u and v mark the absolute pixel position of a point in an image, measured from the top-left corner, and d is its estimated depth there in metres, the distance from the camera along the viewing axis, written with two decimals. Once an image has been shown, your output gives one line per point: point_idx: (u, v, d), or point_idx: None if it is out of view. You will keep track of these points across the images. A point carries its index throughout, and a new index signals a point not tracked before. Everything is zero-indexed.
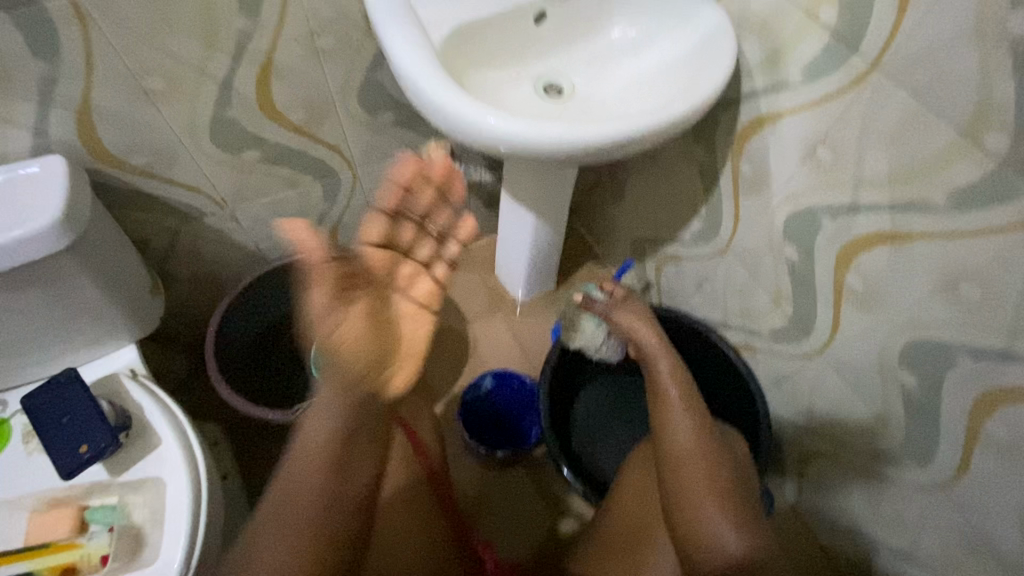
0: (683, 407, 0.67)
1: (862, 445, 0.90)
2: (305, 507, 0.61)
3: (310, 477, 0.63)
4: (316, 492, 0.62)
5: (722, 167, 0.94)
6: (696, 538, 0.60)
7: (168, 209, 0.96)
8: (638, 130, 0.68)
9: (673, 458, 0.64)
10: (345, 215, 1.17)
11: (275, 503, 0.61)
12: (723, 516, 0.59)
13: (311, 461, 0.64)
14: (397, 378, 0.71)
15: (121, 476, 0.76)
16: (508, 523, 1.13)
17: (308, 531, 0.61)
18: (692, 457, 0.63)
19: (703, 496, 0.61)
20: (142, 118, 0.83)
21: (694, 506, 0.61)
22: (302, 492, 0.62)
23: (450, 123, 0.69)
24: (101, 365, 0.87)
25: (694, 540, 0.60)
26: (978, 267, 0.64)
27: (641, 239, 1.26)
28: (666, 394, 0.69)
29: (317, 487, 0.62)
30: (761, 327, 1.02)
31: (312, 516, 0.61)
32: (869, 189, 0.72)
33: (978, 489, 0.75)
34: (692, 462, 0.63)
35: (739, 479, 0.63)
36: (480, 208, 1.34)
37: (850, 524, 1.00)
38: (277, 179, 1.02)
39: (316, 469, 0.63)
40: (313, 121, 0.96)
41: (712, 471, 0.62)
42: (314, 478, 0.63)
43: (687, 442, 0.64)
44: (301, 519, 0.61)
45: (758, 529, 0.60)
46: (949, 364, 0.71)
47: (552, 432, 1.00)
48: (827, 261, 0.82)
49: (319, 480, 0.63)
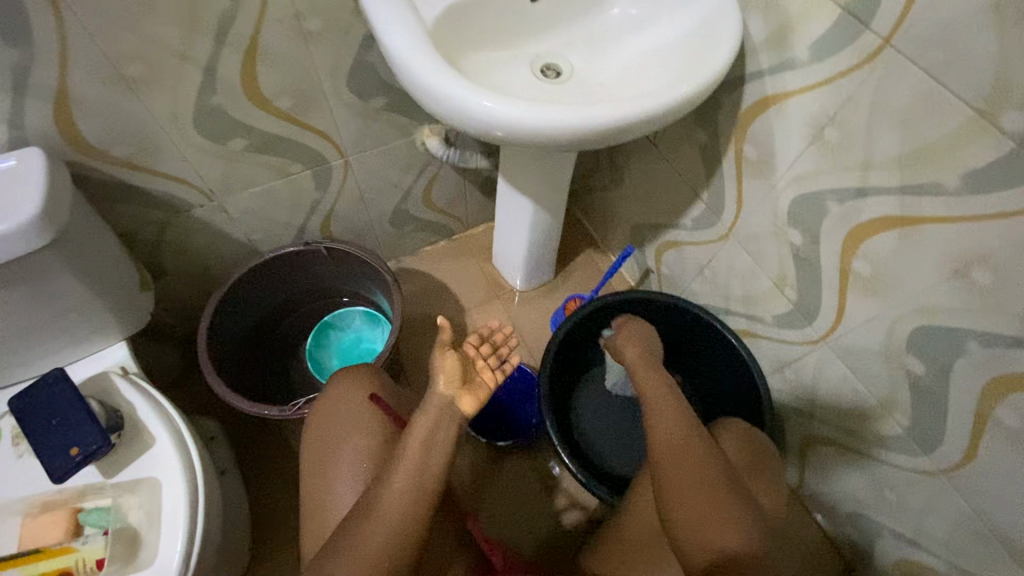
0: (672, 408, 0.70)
1: (865, 430, 0.90)
2: (412, 503, 0.59)
3: (417, 473, 0.60)
4: (424, 489, 0.60)
5: (725, 150, 0.92)
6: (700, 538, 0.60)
7: (154, 201, 0.93)
8: (640, 113, 0.65)
9: (665, 459, 0.66)
10: (338, 205, 1.14)
11: (376, 500, 0.60)
12: (725, 519, 0.60)
13: (414, 458, 0.61)
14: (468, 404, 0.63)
15: (115, 477, 0.74)
16: (511, 513, 1.13)
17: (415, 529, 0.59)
18: (683, 453, 0.65)
19: (701, 496, 0.62)
20: (123, 107, 0.79)
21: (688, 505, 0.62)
22: (414, 488, 0.59)
23: (444, 108, 0.66)
24: (92, 363, 0.85)
25: (687, 531, 0.61)
26: (991, 251, 0.62)
27: (641, 224, 1.24)
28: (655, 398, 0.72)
29: (426, 484, 0.60)
30: (764, 313, 1.00)
31: (421, 512, 0.59)
32: (877, 172, 0.70)
33: (986, 474, 0.74)
34: (682, 459, 0.65)
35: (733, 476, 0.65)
36: (475, 195, 1.31)
37: (853, 507, 1.00)
38: (266, 168, 0.99)
39: (425, 466, 0.60)
40: (302, 107, 0.93)
41: (706, 471, 0.63)
42: (423, 475, 0.60)
43: (676, 440, 0.66)
44: (409, 516, 0.59)
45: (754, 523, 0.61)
46: (958, 350, 0.70)
47: (553, 419, 0.98)
48: (833, 246, 0.80)
49: (429, 477, 0.60)
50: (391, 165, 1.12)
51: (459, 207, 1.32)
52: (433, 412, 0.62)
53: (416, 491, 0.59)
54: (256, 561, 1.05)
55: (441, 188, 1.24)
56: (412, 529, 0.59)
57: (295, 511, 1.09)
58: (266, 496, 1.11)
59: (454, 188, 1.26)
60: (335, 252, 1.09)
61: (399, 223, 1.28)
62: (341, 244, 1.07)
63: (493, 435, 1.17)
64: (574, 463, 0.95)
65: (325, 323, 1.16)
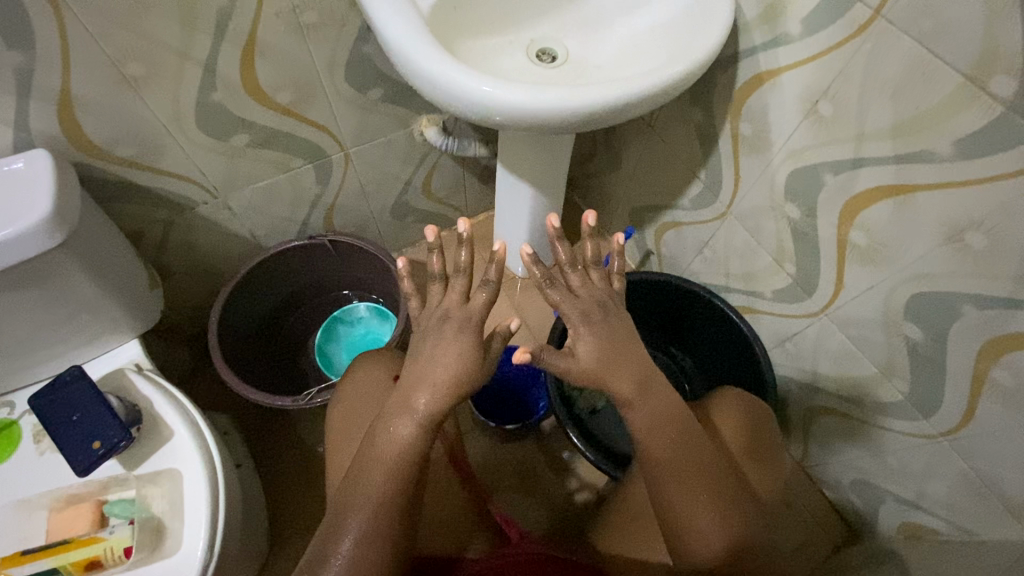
0: (676, 428, 0.64)
1: (867, 399, 0.92)
2: (379, 523, 0.60)
3: (385, 489, 0.61)
4: (390, 504, 0.61)
5: (721, 129, 0.93)
6: (688, 541, 0.62)
7: (158, 200, 0.94)
8: (634, 93, 0.66)
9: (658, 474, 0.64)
10: (340, 198, 1.16)
11: (343, 516, 0.60)
12: (707, 511, 0.62)
13: (386, 466, 0.61)
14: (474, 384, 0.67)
15: (137, 469, 0.76)
16: (522, 497, 1.14)
17: (380, 544, 0.60)
18: (677, 474, 0.62)
19: (686, 499, 0.62)
20: (124, 106, 0.80)
21: (676, 508, 0.63)
22: (380, 505, 0.60)
23: (443, 94, 0.67)
24: (106, 361, 0.86)
25: (678, 535, 0.62)
26: (984, 216, 0.64)
27: (639, 207, 1.25)
28: (661, 414, 0.64)
29: (392, 499, 0.61)
30: (763, 288, 1.02)
31: (389, 523, 0.61)
32: (871, 143, 0.71)
33: (984, 435, 0.76)
34: (676, 476, 0.63)
35: (727, 484, 0.64)
36: (474, 184, 1.32)
37: (857, 475, 1.02)
38: (267, 163, 1.00)
39: (393, 482, 0.61)
40: (301, 101, 0.93)
41: (697, 488, 0.62)
42: (390, 491, 0.61)
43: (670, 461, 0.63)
44: (377, 527, 0.60)
45: (739, 524, 0.62)
46: (953, 313, 0.72)
47: (558, 396, 1.02)
48: (829, 218, 0.82)
49: (396, 492, 0.61)
50: (391, 157, 1.13)
51: (459, 197, 1.33)
52: (402, 425, 0.62)
53: (382, 508, 0.60)
54: (274, 553, 1.07)
55: (440, 177, 1.25)
56: (378, 548, 0.60)
57: (307, 503, 1.11)
58: (281, 488, 1.13)
59: (453, 177, 1.27)
60: (339, 245, 1.10)
61: (401, 215, 1.29)
62: (344, 235, 1.08)
63: (501, 419, 1.18)
64: (582, 441, 0.98)
65: (332, 318, 1.18)
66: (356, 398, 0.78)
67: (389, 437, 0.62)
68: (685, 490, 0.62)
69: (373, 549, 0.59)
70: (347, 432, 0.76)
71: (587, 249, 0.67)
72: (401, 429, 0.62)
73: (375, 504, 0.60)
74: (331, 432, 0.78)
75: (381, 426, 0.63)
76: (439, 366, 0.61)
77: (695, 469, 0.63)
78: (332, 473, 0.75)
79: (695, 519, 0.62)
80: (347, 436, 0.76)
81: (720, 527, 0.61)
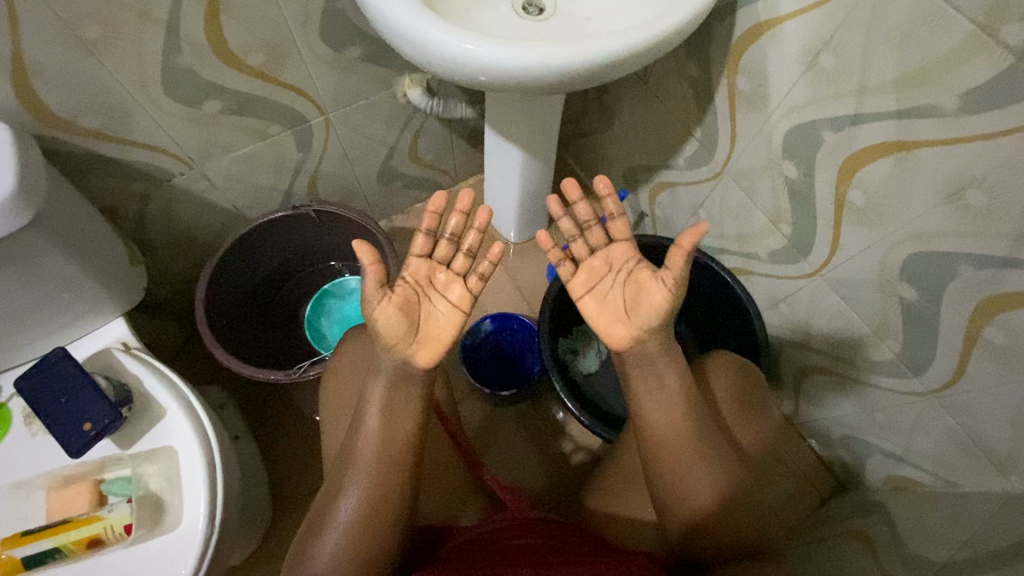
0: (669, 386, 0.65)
1: (857, 357, 0.92)
2: (377, 482, 0.62)
3: (378, 450, 0.63)
4: (385, 463, 0.63)
5: (718, 83, 0.89)
6: (686, 495, 0.63)
7: (131, 172, 0.90)
8: (626, 47, 0.62)
9: (654, 433, 0.65)
10: (322, 165, 1.11)
11: (344, 476, 0.63)
12: (703, 465, 0.63)
13: (379, 426, 0.64)
14: (426, 355, 0.64)
15: (132, 448, 0.75)
16: (518, 460, 1.17)
17: (383, 504, 0.62)
18: (669, 431, 0.64)
19: (681, 455, 0.63)
20: (85, 72, 0.75)
21: (671, 465, 0.64)
22: (376, 464, 0.63)
23: (424, 54, 0.63)
24: (92, 341, 0.85)
25: (676, 490, 0.64)
26: (985, 173, 0.62)
27: (632, 167, 1.22)
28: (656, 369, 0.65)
29: (386, 458, 0.63)
30: (758, 249, 1.01)
31: (388, 481, 0.63)
32: (873, 97, 0.68)
33: (972, 391, 0.77)
34: (669, 431, 0.64)
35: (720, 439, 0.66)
36: (463, 145, 1.27)
37: (846, 431, 1.04)
38: (244, 130, 0.95)
39: (386, 440, 0.64)
40: (275, 63, 0.88)
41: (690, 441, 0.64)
42: (385, 450, 0.63)
43: (664, 417, 0.64)
44: (377, 484, 0.62)
45: (731, 476, 0.64)
46: (950, 273, 0.71)
47: (553, 360, 1.04)
48: (827, 177, 0.80)
49: (388, 453, 0.63)
50: (374, 120, 1.08)
51: (447, 160, 1.29)
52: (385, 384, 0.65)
53: (377, 467, 0.63)
54: (276, 519, 1.10)
55: (427, 140, 1.20)
56: (379, 506, 0.62)
57: (306, 472, 1.13)
58: (280, 457, 1.15)
59: (440, 139, 1.22)
60: (325, 215, 1.08)
61: (388, 181, 1.25)
62: (331, 205, 1.06)
63: (497, 384, 1.18)
64: (577, 407, 1.00)
65: (323, 291, 1.17)
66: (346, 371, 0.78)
67: (372, 397, 0.65)
68: (673, 448, 0.64)
69: (374, 505, 0.62)
70: (343, 399, 0.77)
71: (584, 210, 0.68)
72: (383, 389, 0.65)
73: (372, 462, 0.63)
74: (326, 402, 0.79)
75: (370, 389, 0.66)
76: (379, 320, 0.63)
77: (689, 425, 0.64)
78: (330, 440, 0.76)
79: (690, 473, 0.63)
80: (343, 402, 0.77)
81: (715, 478, 0.63)
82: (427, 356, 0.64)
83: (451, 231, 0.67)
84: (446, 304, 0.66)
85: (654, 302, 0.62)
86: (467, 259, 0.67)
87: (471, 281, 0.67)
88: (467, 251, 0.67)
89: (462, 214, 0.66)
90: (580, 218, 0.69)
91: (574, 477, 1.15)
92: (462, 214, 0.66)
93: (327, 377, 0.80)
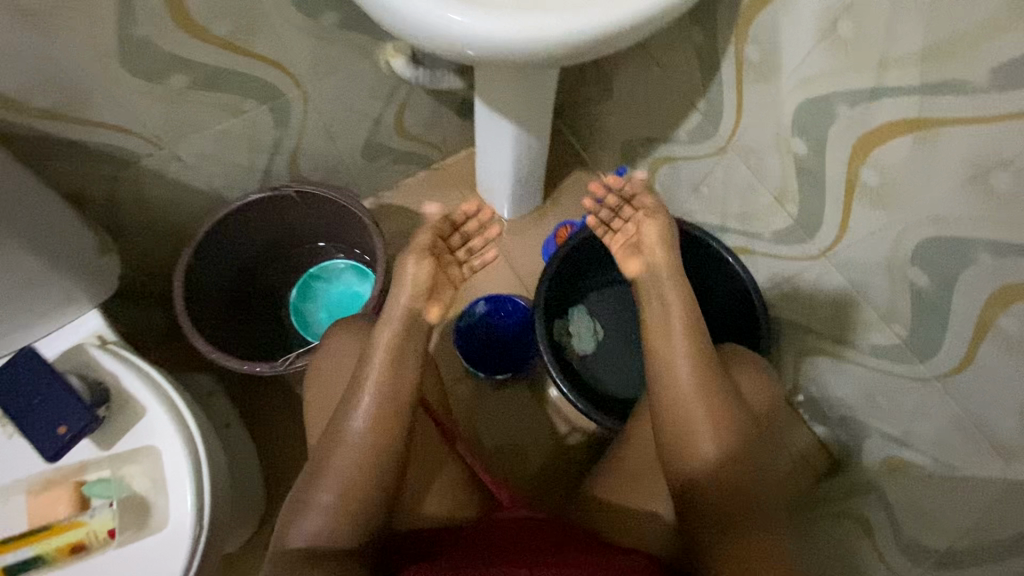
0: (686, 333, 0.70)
1: (860, 341, 0.90)
2: (373, 430, 0.67)
3: (375, 400, 0.68)
4: (378, 415, 0.68)
5: (724, 51, 0.83)
6: (691, 438, 0.66)
7: (94, 154, 0.84)
8: (629, 16, 0.56)
9: (671, 374, 0.69)
10: (303, 141, 1.04)
11: (342, 425, 0.68)
12: (714, 414, 0.66)
13: (376, 379, 0.69)
14: (434, 312, 0.77)
15: (112, 449, 0.73)
16: (512, 447, 1.14)
17: (374, 452, 0.67)
18: (684, 373, 0.68)
19: (694, 400, 0.67)
20: (30, 46, 0.68)
21: (686, 410, 0.67)
22: (372, 414, 0.68)
23: (405, 26, 0.57)
24: (66, 335, 0.80)
25: (686, 434, 0.67)
26: (1013, 155, 0.57)
27: (631, 139, 1.16)
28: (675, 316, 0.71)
29: (381, 410, 0.68)
30: (762, 229, 0.97)
31: (382, 430, 0.68)
32: (894, 69, 0.63)
33: (981, 380, 0.74)
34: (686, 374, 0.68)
35: (735, 398, 0.68)
36: (452, 116, 1.20)
37: (844, 413, 1.03)
38: (214, 106, 0.88)
39: (383, 389, 0.69)
40: (243, 33, 0.81)
41: (705, 388, 0.67)
42: (381, 401, 0.68)
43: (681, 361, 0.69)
44: (374, 431, 0.67)
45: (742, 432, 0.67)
46: (966, 259, 0.67)
47: (547, 341, 1.02)
48: (839, 155, 0.75)
49: (384, 404, 0.68)
50: (356, 92, 1.01)
51: (436, 133, 1.22)
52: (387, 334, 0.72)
53: (372, 417, 0.68)
54: (271, 507, 1.09)
55: (413, 112, 1.13)
56: (372, 453, 0.66)
57: (299, 458, 1.12)
58: (273, 444, 1.13)
59: (428, 110, 1.15)
60: (306, 195, 1.02)
61: (374, 156, 1.19)
62: (311, 185, 1.01)
63: (492, 368, 1.16)
64: (571, 391, 0.99)
65: (308, 276, 1.12)
66: (332, 367, 0.77)
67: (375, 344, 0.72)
68: (682, 403, 0.67)
69: (370, 450, 0.66)
70: (330, 381, 0.76)
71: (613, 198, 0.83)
72: (386, 336, 0.72)
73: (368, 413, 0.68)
74: (311, 382, 0.77)
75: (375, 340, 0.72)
76: (401, 287, 0.73)
77: (703, 374, 0.68)
78: (314, 424, 0.76)
79: (701, 419, 0.66)
80: (329, 383, 0.76)
81: (723, 427, 0.66)
82: (436, 311, 0.77)
83: (466, 229, 0.81)
84: (450, 281, 0.80)
85: (663, 237, 0.76)
86: (466, 253, 0.81)
87: (465, 269, 0.82)
88: (469, 248, 0.81)
89: (480, 222, 0.80)
90: (613, 204, 0.83)
91: (570, 461, 1.14)
92: (476, 219, 0.80)
93: (319, 358, 0.78)
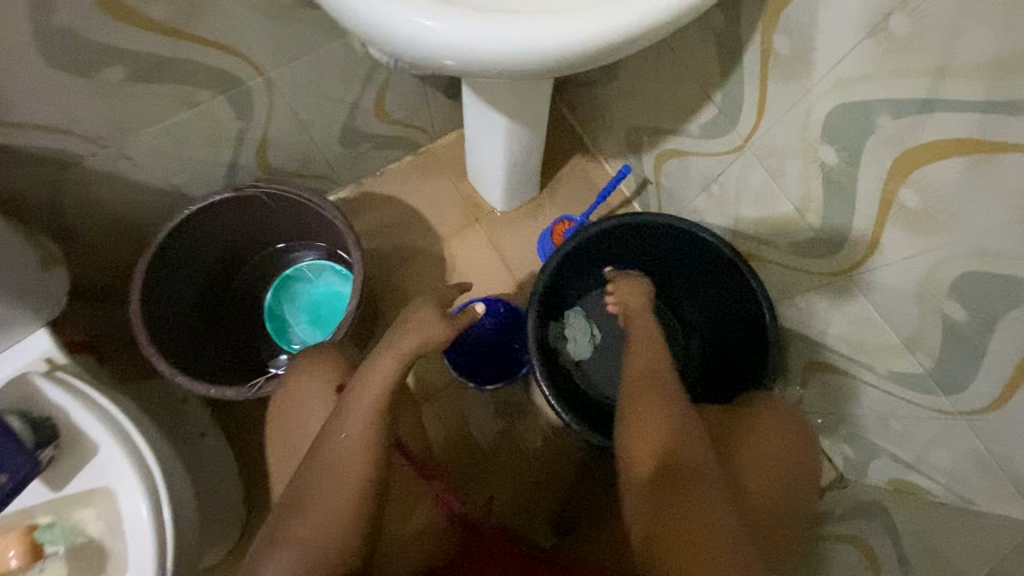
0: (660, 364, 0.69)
1: (879, 365, 0.83)
2: (355, 466, 0.61)
3: (363, 434, 0.62)
4: (364, 453, 0.62)
5: (747, 40, 0.71)
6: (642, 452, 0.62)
7: (27, 156, 0.74)
8: (637, 20, 0.46)
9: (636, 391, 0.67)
10: (270, 131, 0.94)
11: (320, 458, 0.62)
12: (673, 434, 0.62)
13: (363, 414, 0.63)
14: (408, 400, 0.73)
15: (66, 489, 0.68)
16: (502, 457, 1.09)
17: (350, 491, 0.61)
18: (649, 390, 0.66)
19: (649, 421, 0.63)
20: None
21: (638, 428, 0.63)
22: (356, 450, 0.62)
23: (366, 30, 0.47)
24: (11, 357, 0.73)
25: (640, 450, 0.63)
26: None
27: (637, 127, 1.05)
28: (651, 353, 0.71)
29: (367, 447, 0.62)
30: (778, 238, 0.87)
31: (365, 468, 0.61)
32: (952, 80, 0.53)
33: (1011, 422, 0.68)
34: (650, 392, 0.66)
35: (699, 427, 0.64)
36: (439, 98, 1.08)
37: (852, 431, 0.97)
38: (162, 97, 0.78)
39: (373, 423, 0.63)
40: (186, 15, 0.69)
41: (667, 410, 0.64)
42: (370, 438, 0.62)
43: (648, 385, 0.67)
44: (353, 467, 0.61)
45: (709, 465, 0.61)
46: (1012, 300, 0.59)
47: (538, 353, 0.93)
48: (876, 169, 0.65)
49: (371, 440, 0.63)
50: (327, 76, 0.90)
51: (421, 115, 1.10)
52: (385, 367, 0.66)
53: (355, 454, 0.62)
54: (253, 517, 1.05)
55: (394, 95, 1.01)
56: (349, 492, 0.61)
57: None
58: (253, 452, 1.08)
59: (411, 92, 1.03)
60: (275, 195, 0.93)
61: (352, 143, 1.08)
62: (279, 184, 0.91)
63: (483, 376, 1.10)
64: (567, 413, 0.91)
65: (285, 277, 1.04)
66: (296, 403, 0.70)
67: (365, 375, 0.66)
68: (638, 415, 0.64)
69: (347, 490, 0.60)
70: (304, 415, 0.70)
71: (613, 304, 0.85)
72: (382, 366, 0.66)
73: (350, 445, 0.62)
74: (281, 414, 0.71)
75: (366, 370, 0.67)
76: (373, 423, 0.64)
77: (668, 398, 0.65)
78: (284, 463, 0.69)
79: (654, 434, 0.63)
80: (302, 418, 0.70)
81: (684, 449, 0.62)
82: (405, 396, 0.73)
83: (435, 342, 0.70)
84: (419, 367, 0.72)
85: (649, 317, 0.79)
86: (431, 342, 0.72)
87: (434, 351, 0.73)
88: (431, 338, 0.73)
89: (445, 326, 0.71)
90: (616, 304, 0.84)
91: (562, 473, 1.09)
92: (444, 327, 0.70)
93: (291, 389, 0.71)
